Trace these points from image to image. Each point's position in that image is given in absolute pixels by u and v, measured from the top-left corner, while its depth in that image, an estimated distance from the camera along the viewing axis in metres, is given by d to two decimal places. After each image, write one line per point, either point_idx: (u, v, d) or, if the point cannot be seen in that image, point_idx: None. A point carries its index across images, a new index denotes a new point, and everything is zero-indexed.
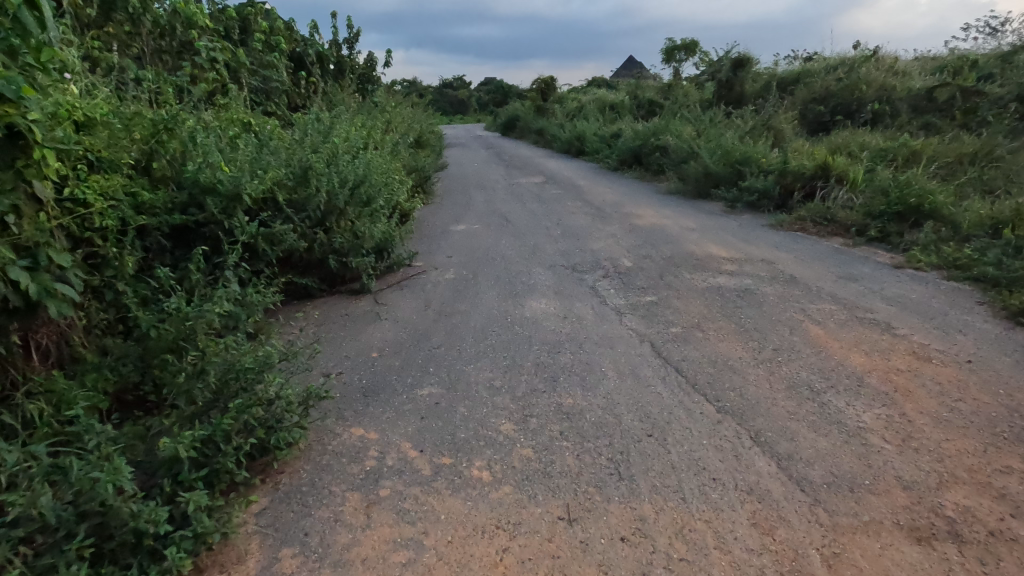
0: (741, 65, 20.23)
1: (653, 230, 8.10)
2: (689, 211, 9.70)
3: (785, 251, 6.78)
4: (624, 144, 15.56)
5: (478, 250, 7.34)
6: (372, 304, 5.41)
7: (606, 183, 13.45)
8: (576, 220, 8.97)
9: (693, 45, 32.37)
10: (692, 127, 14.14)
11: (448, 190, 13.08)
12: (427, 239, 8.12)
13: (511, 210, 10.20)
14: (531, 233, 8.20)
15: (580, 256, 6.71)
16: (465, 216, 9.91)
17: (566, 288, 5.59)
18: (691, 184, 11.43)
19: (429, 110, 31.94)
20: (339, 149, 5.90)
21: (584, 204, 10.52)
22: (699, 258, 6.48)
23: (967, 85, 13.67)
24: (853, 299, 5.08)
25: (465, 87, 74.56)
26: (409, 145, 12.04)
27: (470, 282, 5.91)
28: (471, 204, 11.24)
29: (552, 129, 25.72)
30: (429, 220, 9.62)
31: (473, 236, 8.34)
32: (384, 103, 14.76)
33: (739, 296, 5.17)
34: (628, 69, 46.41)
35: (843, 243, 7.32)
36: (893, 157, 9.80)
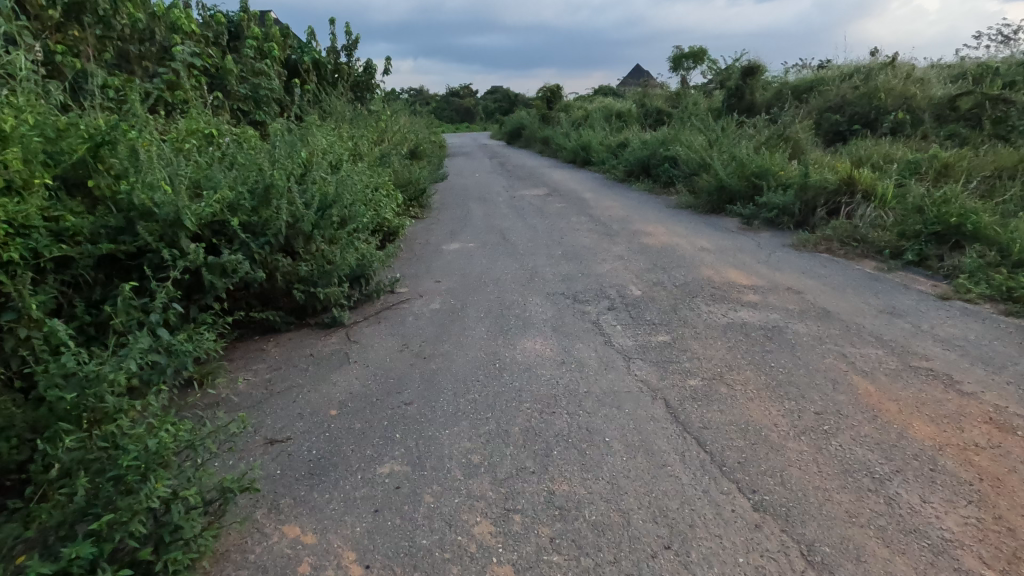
0: (751, 73, 19.61)
1: (663, 251, 7.42)
2: (702, 228, 9.00)
3: (813, 278, 6.06)
4: (631, 155, 14.91)
5: (470, 273, 6.67)
6: (343, 342, 4.74)
7: (612, 196, 12.76)
8: (579, 238, 8.29)
9: (700, 52, 31.79)
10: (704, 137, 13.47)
11: (446, 203, 12.45)
12: (416, 260, 7.45)
13: (510, 226, 9.53)
14: (530, 253, 7.52)
15: (582, 283, 6.03)
16: (461, 233, 9.24)
17: (567, 323, 4.90)
18: (703, 199, 10.74)
19: (432, 119, 31.49)
20: (310, 166, 5.27)
21: (589, 220, 9.85)
22: (717, 286, 5.78)
23: (993, 93, 12.94)
24: (899, 341, 4.36)
25: (471, 96, 74.37)
26: (404, 157, 11.43)
27: (458, 315, 5.23)
28: (469, 218, 10.58)
29: (557, 139, 25.16)
30: (422, 237, 8.96)
31: (467, 255, 7.68)
32: (382, 112, 14.21)
33: (766, 336, 4.46)
34: (635, 78, 45.86)
35: (875, 268, 6.60)
36: (923, 170, 9.08)
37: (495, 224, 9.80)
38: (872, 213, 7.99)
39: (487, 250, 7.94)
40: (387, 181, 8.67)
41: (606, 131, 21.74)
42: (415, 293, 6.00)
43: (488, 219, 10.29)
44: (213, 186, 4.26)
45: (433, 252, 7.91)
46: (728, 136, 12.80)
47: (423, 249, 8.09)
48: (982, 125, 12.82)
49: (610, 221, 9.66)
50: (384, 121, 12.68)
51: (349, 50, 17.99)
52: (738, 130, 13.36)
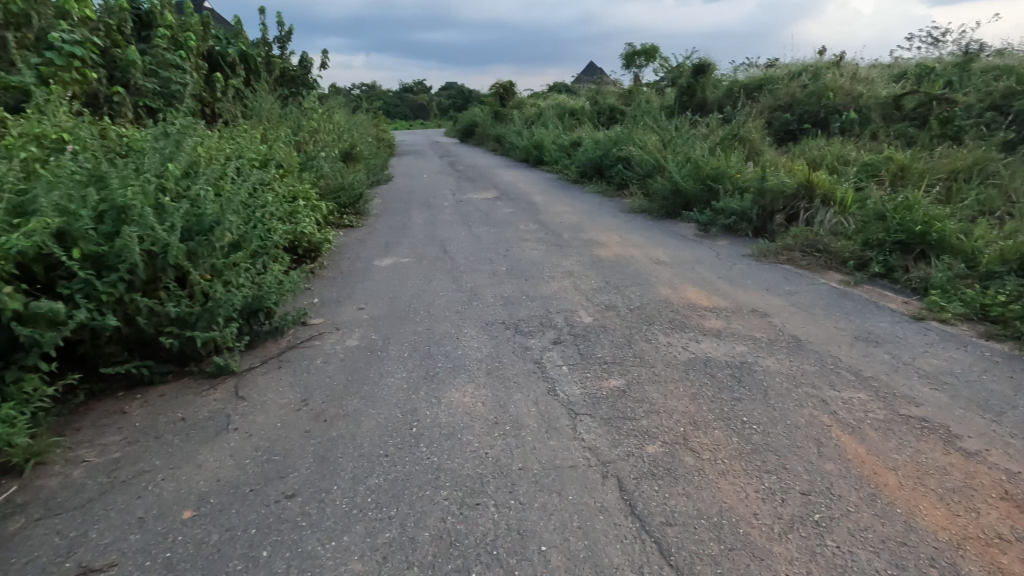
0: (701, 71, 19.40)
1: (616, 264, 6.79)
2: (658, 236, 8.44)
3: (778, 296, 5.53)
4: (584, 155, 14.33)
5: (399, 297, 5.84)
6: (228, 397, 3.85)
7: (564, 200, 12.12)
8: (528, 251, 7.56)
9: (652, 50, 31.68)
10: (657, 136, 13.02)
11: (387, 209, 11.54)
12: (341, 281, 6.56)
13: (452, 236, 8.74)
14: (471, 270, 6.74)
15: (526, 308, 5.31)
16: (397, 244, 8.38)
17: (504, 364, 4.15)
18: (659, 203, 10.22)
19: (381, 117, 30.24)
20: (194, 180, 4.37)
21: (539, 228, 9.16)
22: (676, 310, 5.16)
23: (936, 92, 12.99)
24: (881, 378, 3.81)
25: (424, 92, 72.77)
26: (337, 161, 10.45)
27: (378, 355, 4.40)
28: (409, 227, 9.72)
29: (510, 138, 24.46)
30: (354, 250, 8.05)
31: (400, 272, 6.83)
32: (317, 109, 13.12)
33: (734, 376, 3.84)
34: (588, 75, 45.67)
35: (840, 281, 6.16)
36: (878, 173, 8.79)
37: (436, 233, 8.97)
38: (832, 220, 7.59)
39: (423, 265, 7.11)
40: (309, 189, 7.73)
41: (559, 130, 21.14)
42: (332, 324, 5.14)
43: (429, 227, 9.45)
44: (42, 211, 3.30)
45: (363, 270, 7.03)
46: (681, 136, 12.35)
47: (351, 266, 7.19)
48: (927, 124, 12.81)
49: (561, 229, 8.99)
50: (316, 120, 11.63)
51: (282, 42, 16.71)
52: (691, 130, 12.95)
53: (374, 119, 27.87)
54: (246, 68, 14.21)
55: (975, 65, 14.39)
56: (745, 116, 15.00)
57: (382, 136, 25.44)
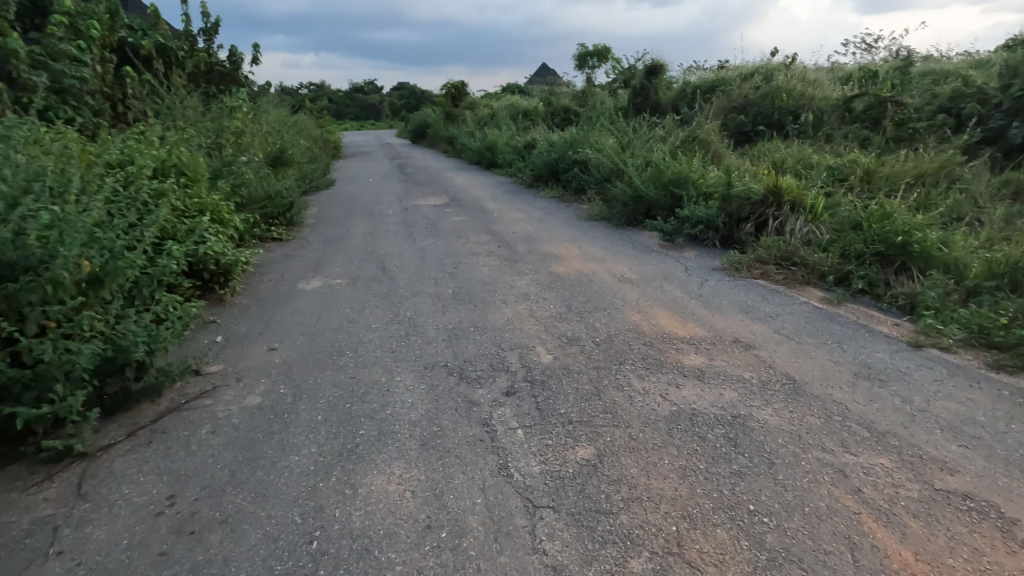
0: (654, 73, 19.04)
1: (577, 284, 6.03)
2: (620, 248, 7.75)
3: (760, 321, 4.89)
4: (538, 158, 13.60)
5: (323, 331, 4.88)
6: (65, 495, 2.83)
7: (518, 206, 11.33)
8: (478, 268, 6.71)
9: (604, 50, 31.43)
10: (614, 138, 12.41)
11: (324, 218, 10.46)
12: (256, 311, 5.53)
13: (393, 250, 7.80)
14: (412, 293, 5.84)
15: (473, 345, 4.45)
16: (330, 261, 7.37)
17: (444, 429, 3.28)
18: (619, 210, 9.56)
19: (326, 117, 28.77)
20: (30, 200, 3.35)
21: (491, 239, 8.33)
22: (650, 343, 4.41)
23: (885, 95, 12.92)
24: (899, 433, 3.17)
25: (375, 92, 70.76)
26: (264, 167, 9.31)
27: (283, 419, 3.46)
28: (345, 239, 8.70)
29: (462, 140, 23.54)
30: (277, 270, 7.00)
31: (329, 297, 5.85)
32: (244, 109, 11.85)
33: (728, 438, 3.11)
34: (541, 76, 45.40)
35: (822, 299, 5.60)
36: (844, 177, 8.38)
37: (376, 247, 8.00)
38: (803, 228, 7.08)
39: (356, 288, 6.14)
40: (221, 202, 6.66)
41: (512, 131, 20.37)
42: (232, 373, 4.13)
43: (369, 240, 8.47)
44: None
45: (285, 295, 6.00)
46: (639, 138, 11.78)
47: (271, 291, 6.15)
48: (880, 126, 12.69)
49: (515, 241, 8.19)
50: (241, 122, 10.43)
51: (207, 34, 15.27)
52: (649, 131, 12.41)
53: (317, 119, 26.41)
54: (162, 62, 12.79)
55: (915, 69, 14.53)
56: (701, 118, 14.62)
57: (326, 137, 24.08)
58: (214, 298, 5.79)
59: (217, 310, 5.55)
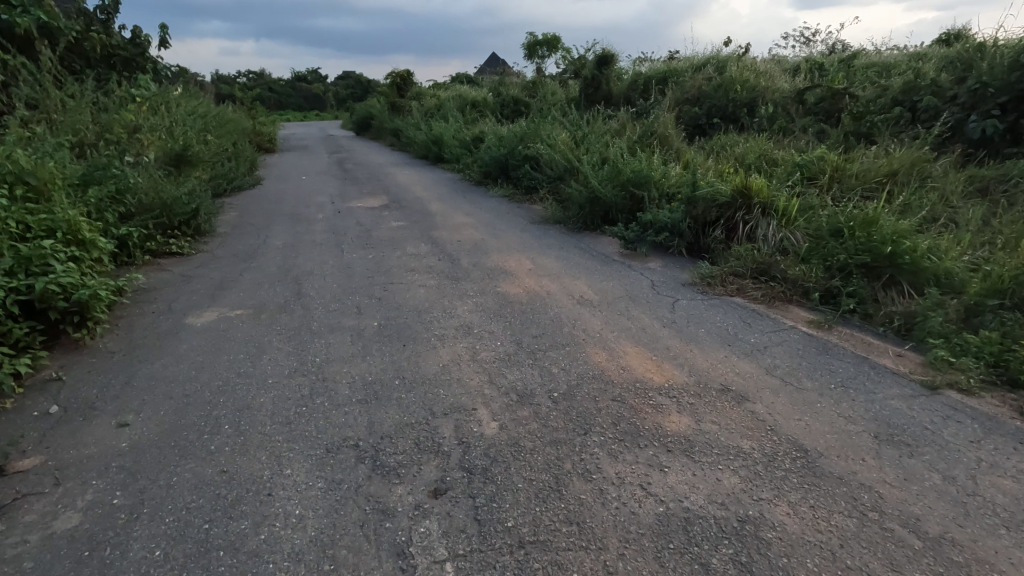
0: (604, 63, 18.31)
1: (528, 309, 5.09)
2: (577, 258, 6.88)
3: (746, 358, 4.08)
4: (487, 154, 12.61)
5: (199, 393, 3.72)
6: None
7: (465, 208, 10.32)
8: (413, 291, 5.66)
9: (553, 40, 30.58)
10: (566, 132, 11.56)
11: (241, 225, 9.14)
12: (120, 361, 4.30)
13: (315, 266, 6.64)
14: (328, 328, 4.74)
15: (395, 409, 3.43)
16: (234, 283, 6.15)
17: (340, 570, 2.28)
18: (574, 213, 8.69)
19: (260, 108, 26.78)
20: None
21: (431, 250, 7.30)
22: (619, 398, 3.51)
23: (838, 87, 12.58)
24: (959, 539, 2.37)
25: (319, 80, 67.72)
26: (160, 168, 7.91)
27: (102, 560, 2.36)
28: (260, 252, 7.46)
29: (407, 132, 22.25)
30: (166, 297, 5.73)
31: (220, 336, 4.68)
32: (144, 100, 10.32)
33: (740, 565, 2.23)
34: (491, 66, 44.38)
35: (810, 322, 4.87)
36: (813, 176, 7.77)
37: (295, 263, 6.81)
38: (777, 235, 6.38)
39: (257, 321, 4.97)
40: (82, 217, 5.34)
41: (458, 123, 19.23)
42: (52, 471, 2.97)
43: (288, 254, 7.26)
44: None
45: (165, 335, 4.78)
46: (594, 132, 10.94)
47: (148, 329, 4.91)
48: (834, 119, 12.32)
49: (458, 251, 7.18)
50: (135, 115, 8.94)
51: (106, 13, 13.43)
52: (604, 124, 11.61)
53: (250, 110, 24.47)
54: (45, 45, 11.03)
55: (862, 61, 14.33)
56: (654, 110, 13.92)
57: (260, 130, 22.28)
58: (67, 344, 4.52)
59: (68, 362, 4.30)
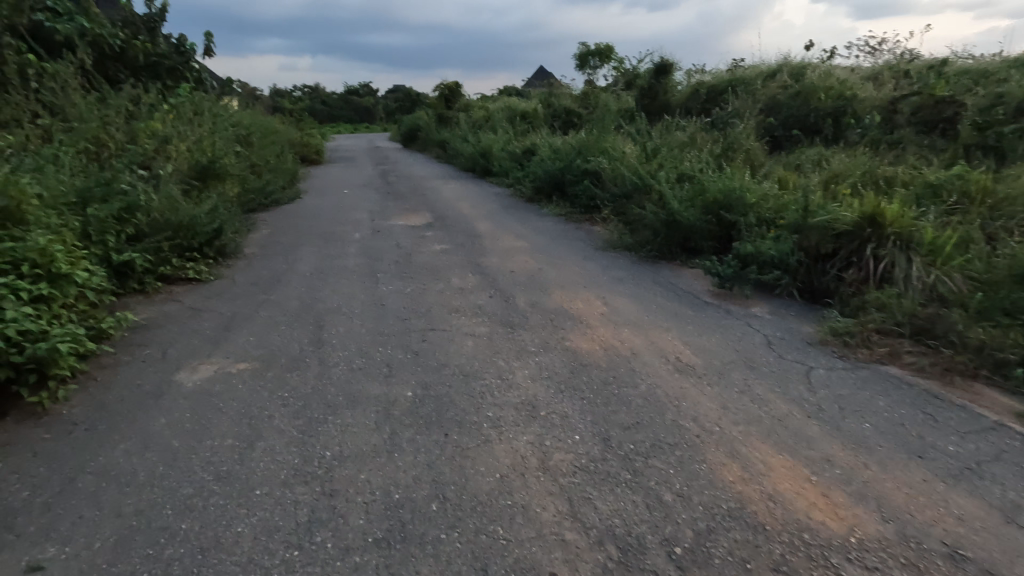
0: (664, 71, 17.00)
1: (609, 377, 3.82)
2: (660, 299, 5.58)
3: (959, 487, 2.70)
4: (540, 169, 11.45)
5: (158, 509, 2.63)
6: None
7: (517, 228, 9.17)
8: (458, 342, 4.49)
9: (606, 50, 29.40)
10: (630, 144, 10.28)
11: (271, 246, 8.25)
12: (77, 440, 3.27)
13: (344, 302, 5.58)
14: (347, 398, 3.61)
15: (430, 568, 2.24)
16: (246, 322, 5.12)
17: None
18: (647, 239, 7.37)
19: (309, 120, 26.64)
20: None
21: (479, 282, 6.14)
22: (784, 568, 2.22)
23: (946, 92, 10.85)
24: None
25: (371, 94, 68.80)
26: (180, 183, 7.08)
27: None
28: (285, 280, 6.48)
29: (454, 144, 21.44)
30: (163, 339, 4.75)
31: (209, 405, 3.60)
32: (178, 109, 9.67)
33: None
34: (540, 78, 43.62)
35: (1019, 414, 3.41)
36: (955, 199, 6.22)
37: (320, 296, 5.78)
38: (929, 279, 4.90)
39: (261, 381, 3.89)
40: (65, 245, 4.42)
41: (506, 135, 18.20)
42: None
43: (314, 284, 6.25)
44: None
45: (145, 399, 3.73)
46: (664, 143, 9.58)
47: (127, 389, 3.89)
48: (942, 130, 10.61)
49: (512, 285, 5.99)
50: (162, 123, 8.20)
51: (151, 21, 13.04)
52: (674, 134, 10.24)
53: (298, 121, 24.27)
54: (85, 52, 10.56)
55: (969, 63, 12.49)
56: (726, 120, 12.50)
57: (306, 141, 21.93)
58: (22, 409, 3.55)
59: (14, 438, 3.31)
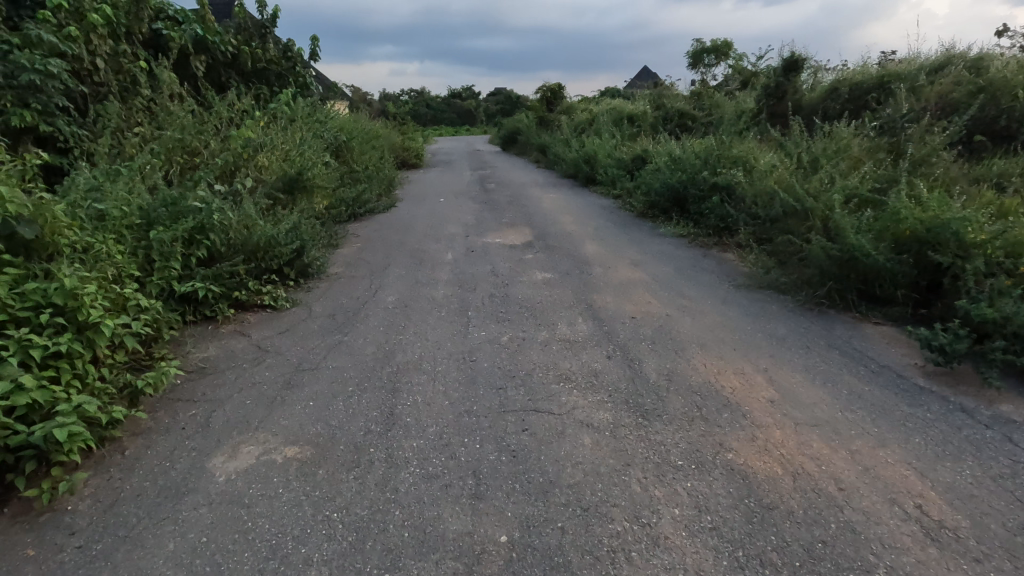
0: (793, 69, 14.69)
1: (818, 544, 2.41)
2: (849, 378, 4.01)
3: None
4: (657, 181, 9.97)
5: None
6: None
7: (632, 252, 7.80)
8: (570, 437, 3.27)
9: (723, 47, 26.82)
10: (773, 154, 8.52)
11: (357, 266, 7.53)
12: (61, 570, 2.43)
13: (427, 352, 4.56)
14: (415, 538, 2.51)
15: None
16: (310, 376, 4.23)
17: None
18: (810, 279, 5.72)
19: (412, 123, 26.69)
20: None
21: (593, 333, 4.89)
22: None
23: None
24: None
25: (473, 97, 69.68)
26: (263, 198, 6.48)
27: None
28: (365, 314, 5.61)
29: (555, 149, 20.28)
30: (213, 397, 3.96)
31: (234, 524, 2.65)
32: (275, 115, 9.30)
33: None
34: (645, 79, 41.42)
35: None
36: None
37: (400, 341, 4.81)
38: None
39: (307, 487, 2.90)
40: (107, 282, 3.74)
41: (613, 140, 16.73)
42: None
43: (395, 322, 5.30)
44: None
45: (164, 499, 2.87)
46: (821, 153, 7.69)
47: (150, 477, 3.07)
48: None
49: (636, 341, 4.67)
50: (253, 130, 7.73)
51: (263, 27, 13.05)
52: (825, 137, 8.09)
53: (401, 125, 24.30)
54: (196, 59, 10.57)
55: None
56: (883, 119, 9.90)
57: (407, 145, 21.78)
58: (20, 503, 2.81)
59: None
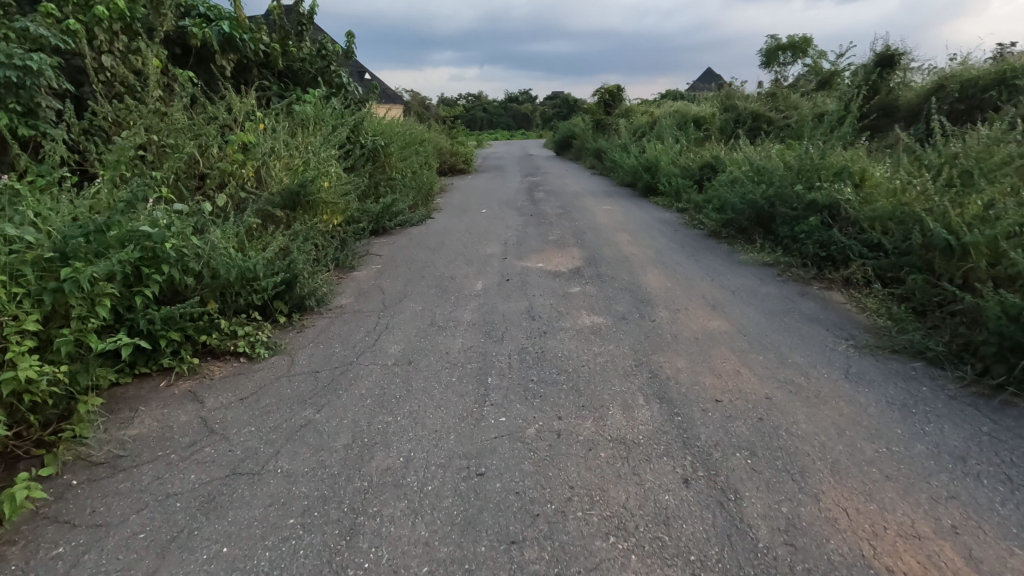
0: (889, 65, 12.53)
1: None
2: None
3: None
4: (737, 194, 8.27)
5: None
6: None
7: (708, 288, 6.20)
8: None
9: (802, 42, 24.29)
10: (894, 165, 6.68)
11: (368, 296, 6.28)
12: None
13: (418, 453, 3.19)
14: None
15: None
16: (245, 490, 2.93)
17: None
18: (979, 348, 3.98)
19: (462, 126, 25.66)
20: None
21: (659, 428, 3.37)
22: None
23: None
24: None
25: (528, 100, 68.65)
26: (249, 217, 5.31)
27: None
28: (353, 373, 4.30)
29: (613, 154, 18.63)
30: (100, 522, 2.75)
31: None
32: (291, 117, 8.22)
33: None
34: (710, 80, 38.97)
35: None
36: None
37: (386, 428, 3.46)
38: None
39: None
40: None
41: (678, 145, 14.98)
42: None
43: (388, 392, 3.95)
44: None
45: None
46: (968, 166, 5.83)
47: None
48: None
49: (725, 450, 3.13)
50: (253, 133, 6.63)
51: (300, 24, 12.17)
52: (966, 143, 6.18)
53: (451, 127, 23.29)
54: (221, 58, 9.74)
55: None
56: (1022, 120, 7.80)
57: (455, 149, 20.70)
58: None
59: None
